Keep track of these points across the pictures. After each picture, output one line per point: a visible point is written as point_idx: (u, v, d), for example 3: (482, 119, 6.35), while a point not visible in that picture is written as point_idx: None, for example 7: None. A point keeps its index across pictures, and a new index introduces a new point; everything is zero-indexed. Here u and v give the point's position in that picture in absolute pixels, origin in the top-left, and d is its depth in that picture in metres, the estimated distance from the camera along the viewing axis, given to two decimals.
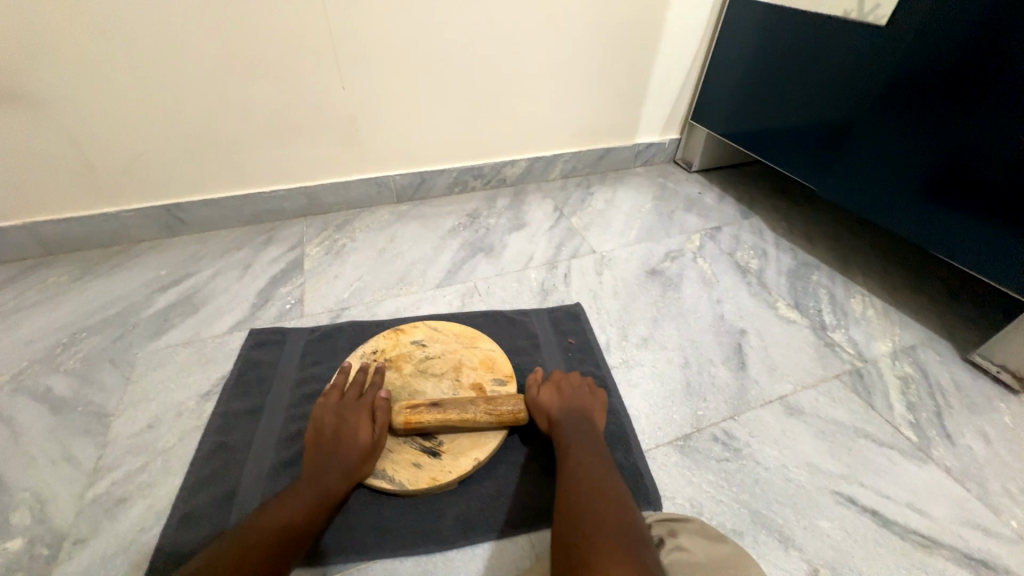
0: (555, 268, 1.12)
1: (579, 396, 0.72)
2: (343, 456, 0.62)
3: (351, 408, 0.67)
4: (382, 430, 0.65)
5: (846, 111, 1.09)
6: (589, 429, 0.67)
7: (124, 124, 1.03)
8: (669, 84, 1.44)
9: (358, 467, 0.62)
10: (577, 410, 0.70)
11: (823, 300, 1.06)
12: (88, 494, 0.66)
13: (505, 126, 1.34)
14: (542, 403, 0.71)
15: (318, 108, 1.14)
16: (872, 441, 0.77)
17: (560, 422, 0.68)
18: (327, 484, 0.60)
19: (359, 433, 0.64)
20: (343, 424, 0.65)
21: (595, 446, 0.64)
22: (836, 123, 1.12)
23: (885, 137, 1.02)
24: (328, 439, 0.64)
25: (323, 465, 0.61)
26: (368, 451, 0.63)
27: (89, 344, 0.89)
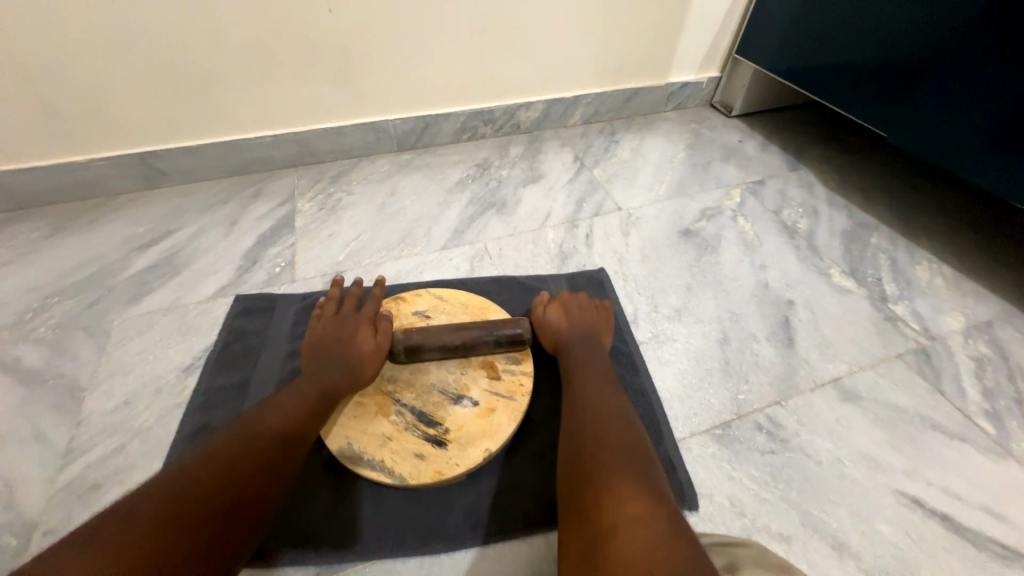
0: (576, 227, 0.99)
1: (586, 313, 0.69)
2: (345, 356, 0.59)
3: (352, 316, 0.64)
4: (385, 335, 0.62)
5: (937, 39, 0.87)
6: (597, 349, 0.64)
7: (75, 57, 0.88)
8: (714, 8, 1.22)
9: (361, 367, 0.59)
10: (584, 327, 0.67)
11: (883, 266, 0.93)
12: (61, 478, 0.60)
13: (519, 60, 1.16)
14: (548, 321, 0.68)
15: (300, 35, 0.97)
16: (943, 433, 0.67)
17: (567, 342, 0.66)
18: (330, 381, 0.57)
19: (360, 336, 0.61)
20: (344, 329, 0.62)
21: (603, 367, 0.62)
22: (920, 56, 0.91)
23: (988, 70, 0.83)
24: (330, 341, 0.61)
25: (326, 364, 0.58)
26: (373, 353, 0.60)
27: (62, 309, 0.81)
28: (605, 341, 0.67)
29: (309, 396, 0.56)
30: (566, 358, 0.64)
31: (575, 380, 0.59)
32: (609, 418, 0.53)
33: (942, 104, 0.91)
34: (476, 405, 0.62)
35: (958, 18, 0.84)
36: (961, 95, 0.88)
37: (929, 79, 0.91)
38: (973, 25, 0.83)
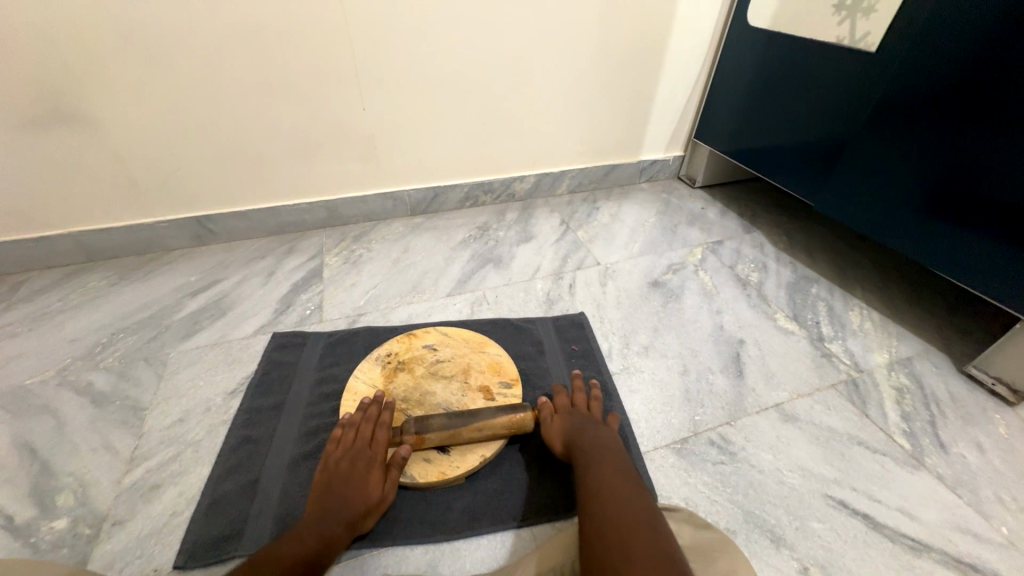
0: (561, 279, 1.17)
1: (591, 420, 0.73)
2: (351, 503, 0.61)
3: (365, 454, 0.66)
4: (391, 485, 0.66)
5: (847, 127, 1.12)
6: (606, 447, 0.66)
7: (163, 141, 1.12)
8: (673, 104, 1.50)
9: (362, 519, 0.62)
10: (589, 426, 0.71)
11: (821, 312, 1.09)
12: (125, 479, 0.72)
13: (516, 145, 1.41)
14: (554, 431, 0.72)
15: (339, 126, 1.22)
16: (866, 447, 0.79)
17: (575, 443, 0.68)
18: (334, 528, 0.59)
19: (372, 485, 0.64)
20: (355, 472, 0.64)
21: (616, 464, 0.63)
22: (836, 140, 1.16)
23: (883, 151, 1.06)
24: (339, 483, 0.63)
25: (331, 507, 0.61)
26: (377, 504, 0.64)
27: (126, 343, 0.96)
28: (613, 437, 0.70)
29: (308, 541, 0.56)
30: (576, 454, 0.67)
31: (588, 479, 0.61)
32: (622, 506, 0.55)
33: (855, 178, 1.14)
34: None
35: (856, 112, 1.10)
36: (868, 170, 1.10)
37: (844, 158, 1.15)
38: (866, 117, 1.08)
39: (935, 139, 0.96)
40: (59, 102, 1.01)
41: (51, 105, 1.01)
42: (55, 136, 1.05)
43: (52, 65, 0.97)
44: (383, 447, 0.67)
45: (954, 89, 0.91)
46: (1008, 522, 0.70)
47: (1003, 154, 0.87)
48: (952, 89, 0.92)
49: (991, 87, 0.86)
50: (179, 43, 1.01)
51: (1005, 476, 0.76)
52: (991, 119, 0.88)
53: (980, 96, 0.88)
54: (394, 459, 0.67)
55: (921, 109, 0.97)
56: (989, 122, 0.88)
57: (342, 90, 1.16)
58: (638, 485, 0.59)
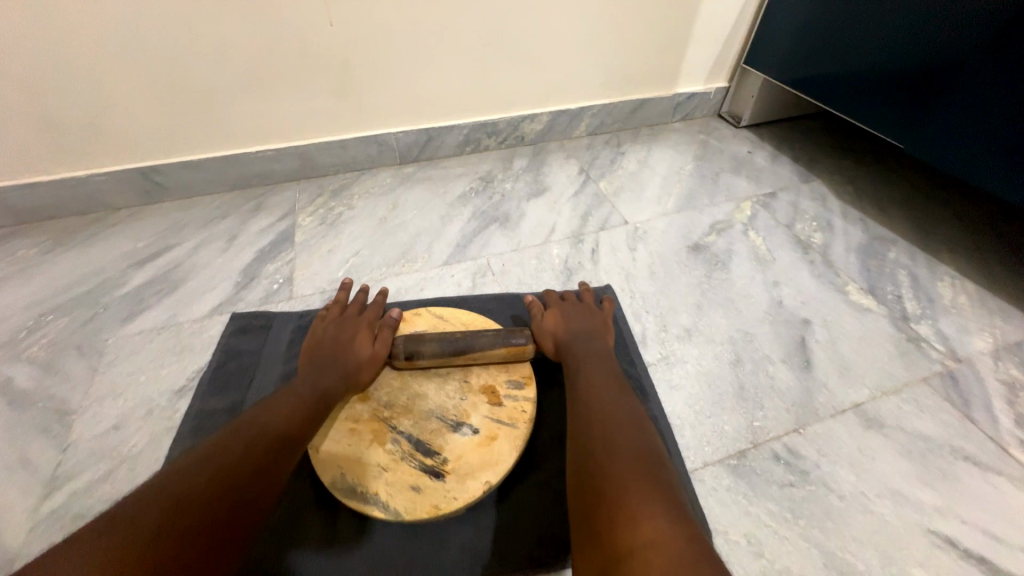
0: (581, 242, 0.96)
1: (584, 317, 0.68)
2: (343, 357, 0.61)
3: (353, 324, 0.67)
4: (382, 344, 0.64)
5: (971, 42, 0.81)
6: (602, 354, 0.61)
7: (77, 72, 0.88)
8: (722, 18, 1.19)
9: (356, 373, 0.60)
10: (583, 330, 0.66)
11: (903, 282, 0.89)
12: (45, 507, 0.58)
13: (524, 75, 1.15)
14: (545, 326, 0.67)
15: (299, 50, 0.96)
16: (974, 464, 0.62)
17: (568, 346, 0.63)
18: (326, 381, 0.58)
19: (360, 342, 0.63)
20: (344, 335, 0.64)
21: (609, 372, 0.58)
22: (952, 58, 0.85)
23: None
24: (328, 345, 0.62)
25: (323, 365, 0.60)
26: (369, 358, 0.62)
27: (56, 327, 0.79)
28: (608, 342, 0.65)
29: (303, 396, 0.55)
30: (567, 357, 0.62)
31: (579, 385, 0.56)
32: (613, 415, 0.51)
33: (972, 111, 0.85)
34: (476, 434, 0.59)
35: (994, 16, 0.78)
36: (1000, 102, 0.81)
37: (958, 87, 0.85)
38: (1005, 23, 0.77)
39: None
40: None
41: None
42: None
43: None
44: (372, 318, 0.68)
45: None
46: None
47: None
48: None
49: None
50: None
51: None
52: None
53: None
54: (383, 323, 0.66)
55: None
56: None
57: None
58: (630, 396, 0.55)
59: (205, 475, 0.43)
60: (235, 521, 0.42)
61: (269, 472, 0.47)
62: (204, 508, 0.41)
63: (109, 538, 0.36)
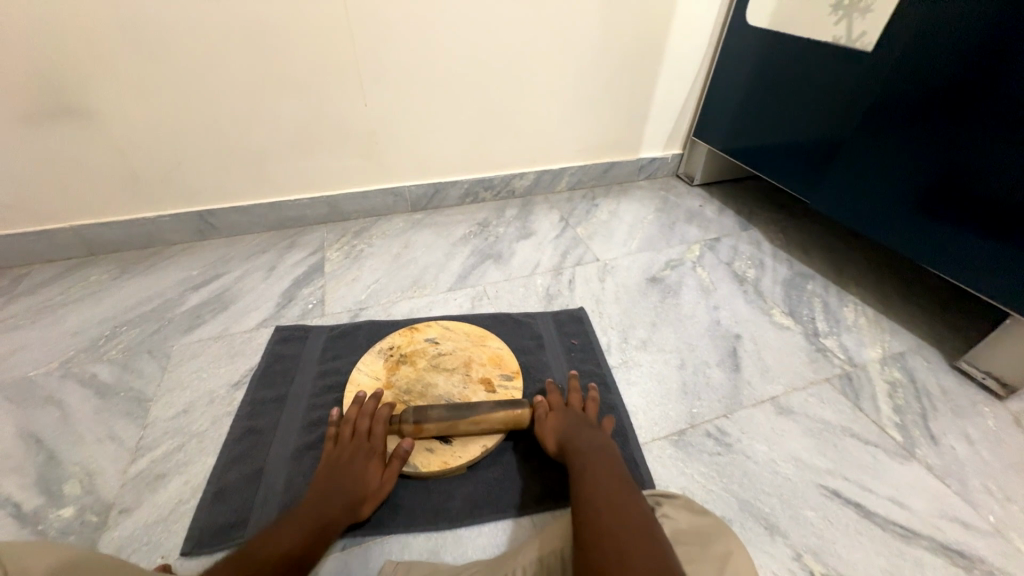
0: (561, 275, 1.18)
1: (585, 422, 0.72)
2: (351, 491, 0.64)
3: (362, 448, 0.68)
4: (389, 476, 0.67)
5: (853, 125, 1.11)
6: (604, 452, 0.66)
7: (167, 135, 1.12)
8: (672, 103, 1.51)
9: (361, 507, 0.64)
10: (583, 430, 0.70)
11: (817, 308, 1.11)
12: (131, 469, 0.73)
13: (516, 143, 1.42)
14: (548, 428, 0.72)
15: (343, 122, 1.22)
16: (858, 439, 0.81)
17: (571, 445, 0.68)
18: (331, 516, 0.61)
19: (369, 476, 0.66)
20: (354, 463, 0.66)
21: (607, 462, 0.64)
22: (840, 136, 1.14)
23: (889, 149, 1.05)
24: (337, 480, 0.64)
25: (331, 495, 0.63)
26: (377, 491, 0.66)
27: (129, 336, 0.97)
28: (606, 438, 0.70)
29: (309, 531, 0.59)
30: (568, 452, 0.67)
31: (584, 482, 0.60)
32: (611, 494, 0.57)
33: (857, 175, 1.13)
34: None
35: (860, 107, 1.09)
36: (873, 167, 1.09)
37: (846, 156, 1.14)
38: (870, 114, 1.07)
39: (949, 135, 0.94)
40: (60, 95, 1.01)
41: (56, 99, 1.01)
42: (59, 128, 1.05)
43: (54, 57, 0.97)
44: (381, 440, 0.69)
45: (965, 82, 0.90)
46: (996, 511, 0.72)
47: (990, 151, 0.89)
48: (961, 81, 0.90)
49: (995, 84, 0.86)
50: (184, 39, 1.02)
51: (993, 467, 0.78)
52: (983, 119, 0.89)
53: (973, 99, 0.89)
54: (393, 452, 0.68)
55: (935, 106, 0.95)
56: (1005, 117, 0.86)
57: (343, 87, 1.17)
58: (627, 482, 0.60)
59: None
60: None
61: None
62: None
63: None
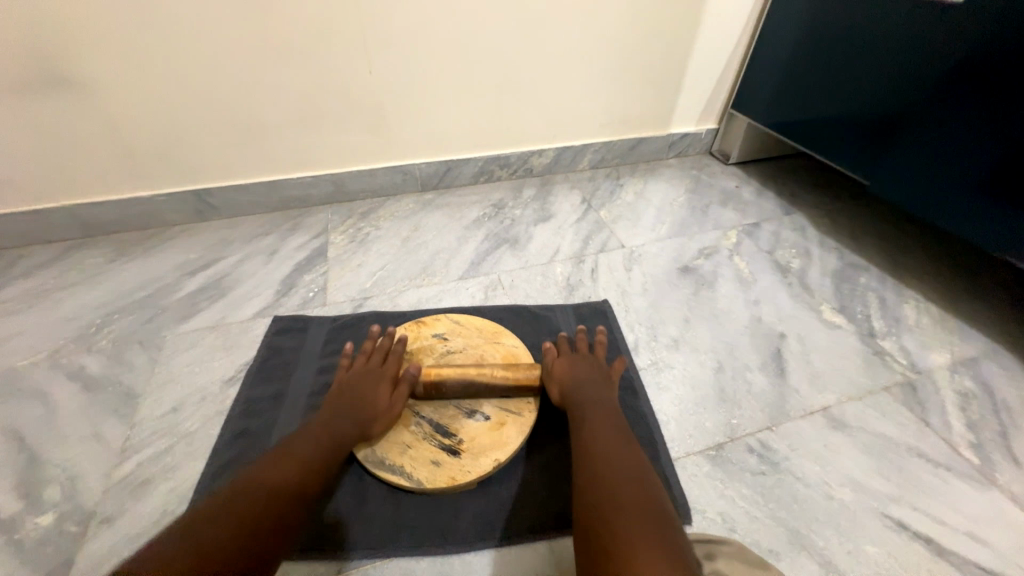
0: (582, 262, 1.08)
1: (592, 370, 0.72)
2: (362, 409, 0.64)
3: (374, 372, 0.69)
4: (400, 397, 0.67)
5: (923, 95, 0.95)
6: (607, 411, 0.65)
7: (157, 108, 1.04)
8: (710, 70, 1.35)
9: (370, 425, 0.64)
10: (589, 380, 0.70)
11: (872, 304, 0.99)
12: (116, 473, 0.68)
13: (534, 116, 1.30)
14: (554, 372, 0.71)
15: (346, 93, 1.12)
16: (927, 460, 0.71)
17: (575, 398, 0.67)
18: (342, 432, 0.61)
19: (379, 396, 0.66)
20: (366, 384, 0.67)
21: (611, 423, 0.63)
22: (908, 109, 0.99)
23: (968, 123, 0.90)
24: (349, 397, 0.65)
25: (341, 413, 0.63)
26: (386, 412, 0.65)
27: (121, 325, 0.91)
28: (611, 390, 0.69)
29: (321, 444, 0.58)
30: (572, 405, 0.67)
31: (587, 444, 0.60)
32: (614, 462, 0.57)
33: (926, 153, 0.98)
34: (487, 419, 0.69)
35: (936, 74, 0.93)
36: (948, 144, 0.94)
37: (913, 132, 0.99)
38: (948, 81, 0.91)
39: None
40: (38, 64, 0.92)
41: (34, 68, 0.93)
42: (42, 101, 0.97)
43: (27, 21, 0.88)
44: (394, 366, 0.70)
45: None
46: None
47: None
48: None
49: None
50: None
51: None
52: None
53: None
54: (405, 375, 0.69)
55: None
56: None
57: (343, 53, 1.06)
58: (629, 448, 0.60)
59: (219, 532, 0.46)
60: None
61: (274, 531, 0.48)
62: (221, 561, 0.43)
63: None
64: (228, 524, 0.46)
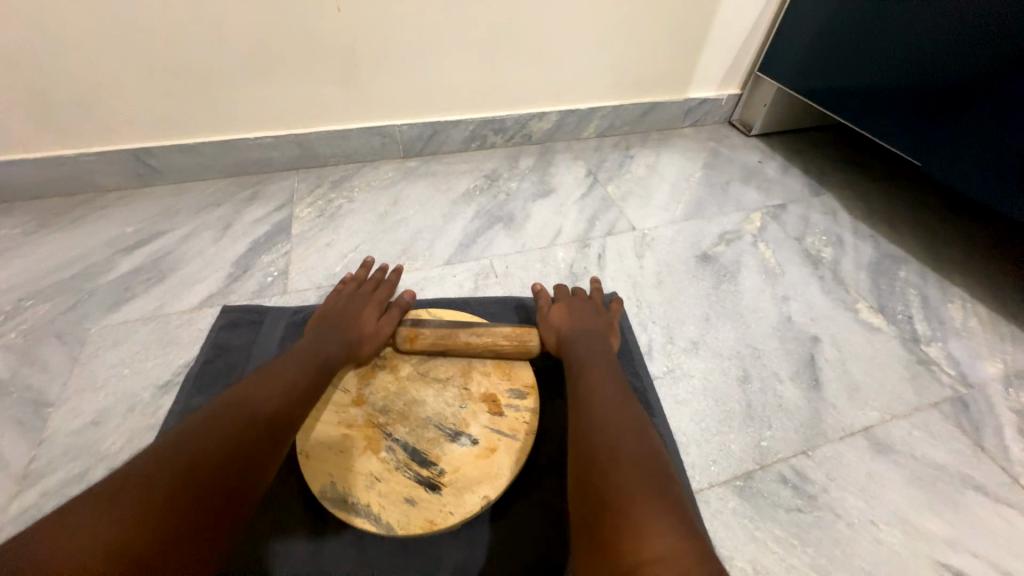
0: (587, 246, 0.94)
1: (588, 314, 0.67)
2: (348, 330, 0.61)
3: (364, 297, 0.68)
4: (387, 319, 0.65)
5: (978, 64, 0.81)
6: (603, 356, 0.59)
7: (68, 44, 0.83)
8: (739, 24, 1.16)
9: (356, 347, 0.60)
10: (587, 328, 0.65)
11: (913, 302, 0.87)
12: (14, 505, 0.55)
13: (534, 74, 1.12)
14: (550, 320, 0.67)
15: (307, 36, 0.92)
16: (985, 495, 0.61)
17: (570, 348, 0.62)
18: (326, 350, 0.58)
19: (366, 319, 0.64)
20: (355, 307, 0.66)
21: (606, 365, 0.58)
22: (978, 77, 0.82)
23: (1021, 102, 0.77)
24: (335, 316, 0.64)
25: (327, 333, 0.61)
26: (373, 334, 0.62)
27: (35, 314, 0.75)
28: (608, 336, 0.64)
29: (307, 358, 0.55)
30: (568, 354, 0.61)
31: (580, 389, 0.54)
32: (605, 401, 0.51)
33: (976, 133, 0.85)
34: (475, 444, 0.57)
35: (1012, 35, 0.76)
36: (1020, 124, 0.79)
37: (983, 105, 0.82)
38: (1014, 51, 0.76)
39: None
40: None
41: None
42: None
43: None
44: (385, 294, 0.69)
45: None
46: None
47: None
48: None
49: None
50: None
51: None
52: None
53: None
54: (393, 303, 0.68)
55: None
56: None
57: None
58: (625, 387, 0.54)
59: (208, 448, 0.41)
60: (242, 489, 0.41)
61: (271, 444, 0.45)
62: (211, 478, 0.40)
63: (120, 509, 0.35)
64: (219, 440, 0.42)
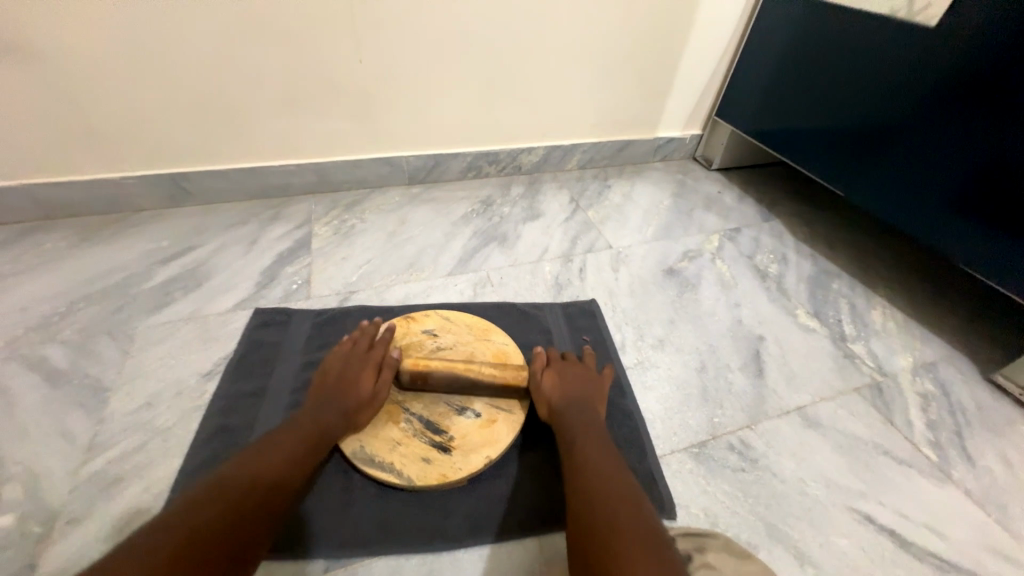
0: (570, 262, 1.08)
1: (580, 379, 0.71)
2: (344, 398, 0.64)
3: (359, 357, 0.70)
4: (383, 384, 0.68)
5: (882, 116, 1.02)
6: (592, 424, 0.64)
7: (130, 84, 0.98)
8: (697, 78, 1.38)
9: (355, 412, 0.64)
10: (578, 395, 0.69)
11: (843, 309, 1.04)
12: (83, 470, 0.64)
13: (524, 115, 1.30)
14: (543, 386, 0.70)
15: (332, 82, 1.09)
16: (892, 458, 0.75)
17: (562, 414, 0.66)
18: (326, 420, 0.62)
19: (361, 382, 0.66)
20: (351, 369, 0.68)
21: (596, 433, 0.63)
22: (881, 127, 1.03)
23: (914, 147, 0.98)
24: (334, 381, 0.66)
25: (324, 401, 0.64)
26: (369, 399, 0.66)
27: (87, 314, 0.86)
28: (598, 403, 0.69)
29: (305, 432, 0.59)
30: (560, 421, 0.65)
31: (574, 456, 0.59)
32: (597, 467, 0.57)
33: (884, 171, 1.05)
34: (478, 416, 0.69)
35: (902, 97, 0.98)
36: (915, 164, 0.99)
37: (889, 146, 1.03)
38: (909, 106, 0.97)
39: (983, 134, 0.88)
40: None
41: None
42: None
43: None
44: (381, 351, 0.71)
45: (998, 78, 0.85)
46: None
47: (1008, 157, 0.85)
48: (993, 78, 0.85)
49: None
50: None
51: None
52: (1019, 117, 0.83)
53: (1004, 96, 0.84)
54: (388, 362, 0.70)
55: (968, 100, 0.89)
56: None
57: (331, 39, 1.03)
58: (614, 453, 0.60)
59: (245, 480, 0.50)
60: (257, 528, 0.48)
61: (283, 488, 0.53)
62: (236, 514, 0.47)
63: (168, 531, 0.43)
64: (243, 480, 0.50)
